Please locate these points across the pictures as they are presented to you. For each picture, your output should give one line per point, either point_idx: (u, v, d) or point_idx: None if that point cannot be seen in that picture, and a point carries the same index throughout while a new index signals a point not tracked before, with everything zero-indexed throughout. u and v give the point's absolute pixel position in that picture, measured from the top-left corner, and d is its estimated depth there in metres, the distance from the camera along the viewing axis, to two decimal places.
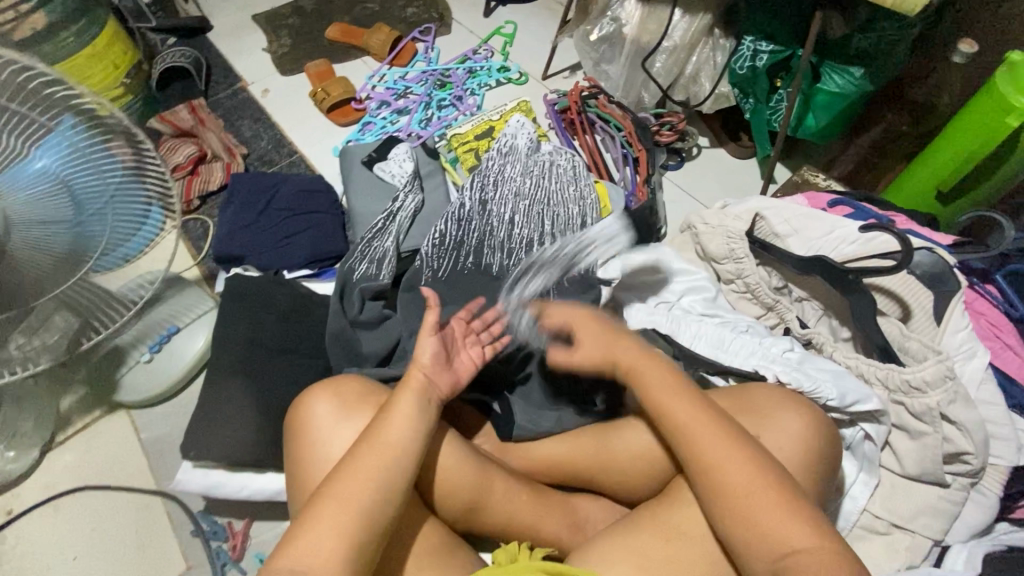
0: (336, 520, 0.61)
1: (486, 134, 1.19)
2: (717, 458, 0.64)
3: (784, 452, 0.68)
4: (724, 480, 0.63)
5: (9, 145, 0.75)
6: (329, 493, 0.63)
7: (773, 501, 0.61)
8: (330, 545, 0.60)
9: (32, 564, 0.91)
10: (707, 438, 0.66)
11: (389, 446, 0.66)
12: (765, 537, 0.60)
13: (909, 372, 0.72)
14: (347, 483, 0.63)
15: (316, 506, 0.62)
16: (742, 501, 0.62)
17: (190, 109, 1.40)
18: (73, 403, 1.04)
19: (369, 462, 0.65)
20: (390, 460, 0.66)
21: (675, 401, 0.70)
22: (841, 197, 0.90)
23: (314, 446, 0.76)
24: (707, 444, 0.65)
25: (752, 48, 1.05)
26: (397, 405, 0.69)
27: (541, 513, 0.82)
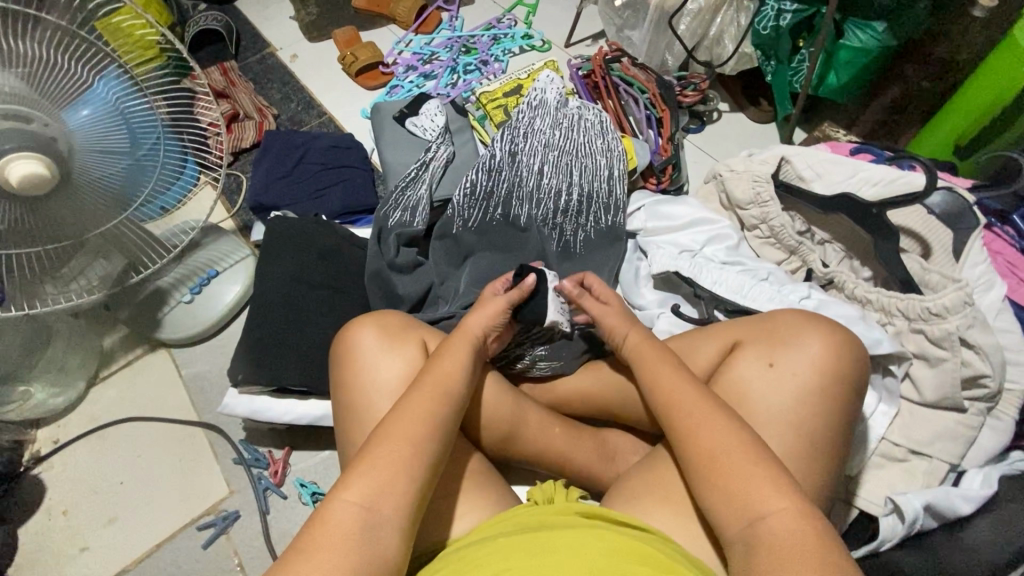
0: (399, 459, 0.60)
1: (514, 92, 1.23)
2: (698, 426, 0.63)
3: (800, 377, 0.68)
4: (703, 450, 0.62)
5: (74, 70, 0.78)
6: (388, 434, 0.62)
7: (754, 465, 0.59)
8: (389, 483, 0.59)
9: (80, 488, 0.95)
10: (688, 410, 0.65)
11: (444, 385, 0.67)
12: (743, 499, 0.58)
13: (931, 300, 0.76)
14: (405, 425, 0.63)
15: (379, 446, 0.61)
16: (719, 465, 0.60)
17: (221, 71, 1.44)
18: (116, 342, 1.08)
19: (425, 405, 0.65)
20: (448, 401, 0.66)
21: (660, 380, 0.70)
22: (863, 145, 0.95)
23: (357, 378, 0.74)
24: (687, 413, 0.65)
25: (776, 8, 1.10)
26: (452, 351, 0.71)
27: (572, 442, 0.84)
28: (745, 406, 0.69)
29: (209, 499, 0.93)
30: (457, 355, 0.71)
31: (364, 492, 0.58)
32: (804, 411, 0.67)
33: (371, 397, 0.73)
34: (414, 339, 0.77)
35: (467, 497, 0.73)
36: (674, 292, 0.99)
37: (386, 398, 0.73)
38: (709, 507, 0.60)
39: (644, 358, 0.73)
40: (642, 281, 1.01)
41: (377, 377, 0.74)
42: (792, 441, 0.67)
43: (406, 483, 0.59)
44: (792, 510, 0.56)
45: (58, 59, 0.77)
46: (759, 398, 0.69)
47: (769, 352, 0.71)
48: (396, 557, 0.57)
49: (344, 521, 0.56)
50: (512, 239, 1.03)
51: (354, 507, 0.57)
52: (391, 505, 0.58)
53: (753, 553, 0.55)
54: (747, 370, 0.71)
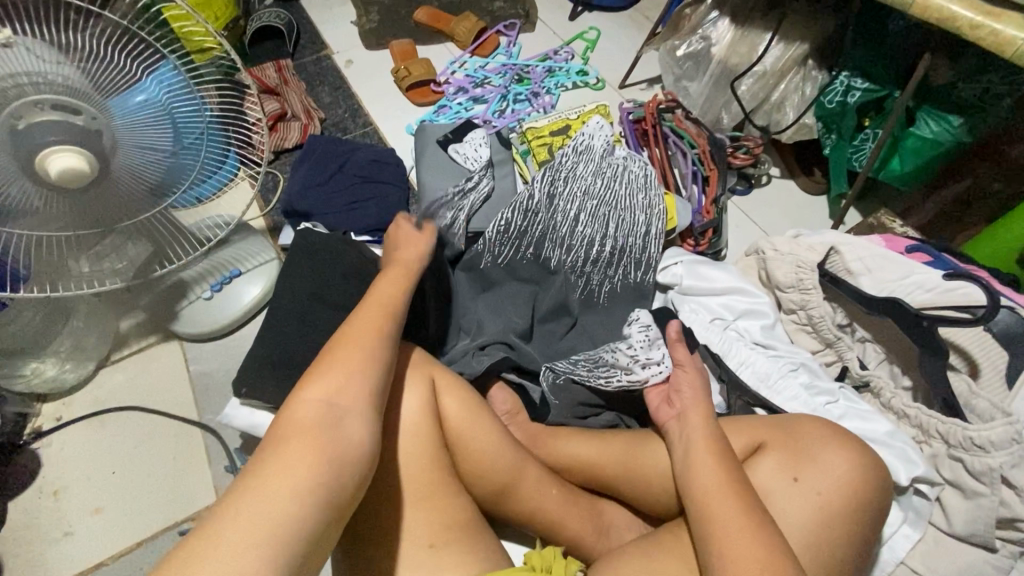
0: (348, 370, 0.57)
1: (561, 132, 1.21)
2: (716, 524, 0.61)
3: (824, 496, 0.66)
4: (726, 552, 0.59)
5: (125, 65, 0.79)
6: (331, 350, 0.59)
7: (777, 573, 0.56)
8: (341, 388, 0.56)
9: (74, 470, 0.95)
10: (720, 502, 0.63)
11: (388, 306, 0.65)
12: None
13: (974, 430, 0.71)
14: (347, 339, 0.60)
15: (325, 363, 0.58)
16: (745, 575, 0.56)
17: (276, 68, 1.45)
18: (132, 326, 1.09)
19: (365, 323, 0.62)
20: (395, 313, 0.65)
21: (698, 465, 0.68)
22: (920, 243, 0.88)
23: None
24: (720, 508, 0.62)
25: (845, 84, 1.05)
26: (390, 277, 0.70)
27: (566, 510, 0.80)
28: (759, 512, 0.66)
29: (196, 505, 0.92)
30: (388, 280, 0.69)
31: (317, 399, 0.54)
32: (830, 532, 0.65)
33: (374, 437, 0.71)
34: (423, 378, 0.75)
35: (450, 552, 0.67)
36: None
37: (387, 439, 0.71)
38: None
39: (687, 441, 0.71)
40: None
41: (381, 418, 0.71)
42: (812, 560, 0.64)
43: (349, 386, 0.56)
44: None
45: (109, 52, 0.77)
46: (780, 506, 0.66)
47: (794, 466, 0.68)
48: (357, 452, 0.53)
49: (302, 420, 0.53)
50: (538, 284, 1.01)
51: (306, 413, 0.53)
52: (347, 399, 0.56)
53: None
54: (767, 476, 0.68)
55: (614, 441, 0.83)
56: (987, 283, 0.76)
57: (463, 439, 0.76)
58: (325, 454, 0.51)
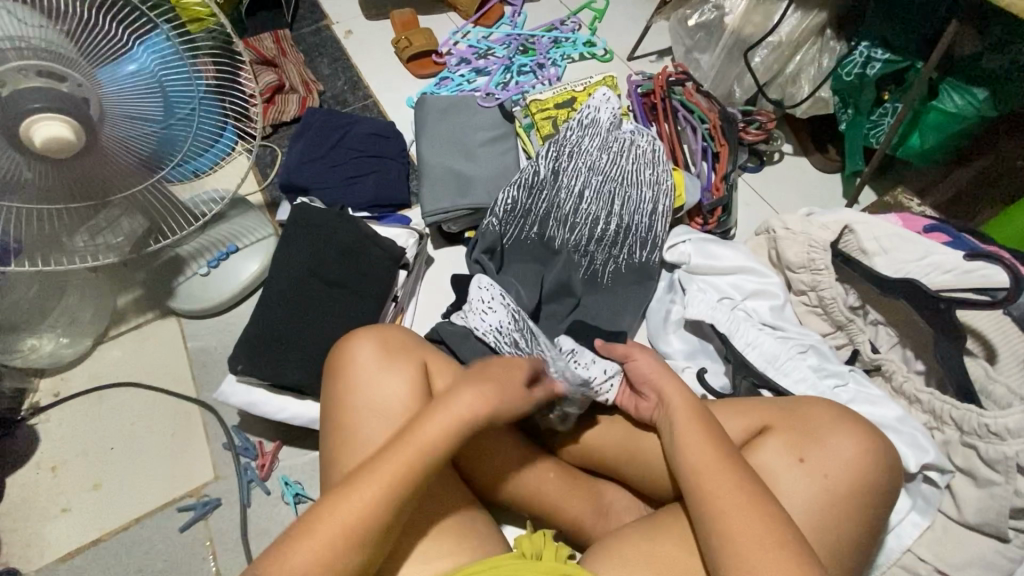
0: (372, 503, 0.58)
1: (566, 105, 1.16)
2: (717, 507, 0.59)
3: (830, 478, 0.64)
4: (728, 532, 0.57)
5: (114, 33, 0.75)
6: (371, 476, 0.59)
7: (781, 558, 0.55)
8: (358, 523, 0.57)
9: (73, 445, 0.95)
10: (718, 480, 0.61)
11: (453, 421, 0.63)
12: None
13: (990, 417, 0.69)
14: (390, 465, 0.60)
15: (356, 485, 0.59)
16: (747, 556, 0.56)
17: (274, 39, 1.41)
18: (129, 303, 1.07)
19: (419, 454, 0.61)
20: (428, 460, 0.61)
21: (694, 446, 0.65)
22: (939, 223, 0.85)
23: (352, 397, 0.70)
24: (719, 487, 0.60)
25: (865, 55, 1.00)
26: (438, 409, 0.63)
27: (565, 491, 0.79)
28: None
29: (193, 481, 0.92)
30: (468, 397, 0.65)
31: (330, 537, 0.56)
32: (834, 514, 0.63)
33: (365, 416, 0.69)
34: (415, 359, 0.73)
35: (446, 534, 0.67)
36: (704, 342, 0.93)
37: (379, 419, 0.69)
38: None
39: (678, 419, 0.68)
40: (670, 326, 0.94)
41: (374, 398, 0.70)
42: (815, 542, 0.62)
43: (365, 525, 0.57)
44: None
45: (98, 20, 0.74)
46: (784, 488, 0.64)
47: (797, 449, 0.66)
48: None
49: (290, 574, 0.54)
50: (541, 263, 0.99)
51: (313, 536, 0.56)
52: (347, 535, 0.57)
53: None
54: (771, 459, 0.66)
55: (615, 422, 0.81)
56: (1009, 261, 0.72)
57: None
58: None
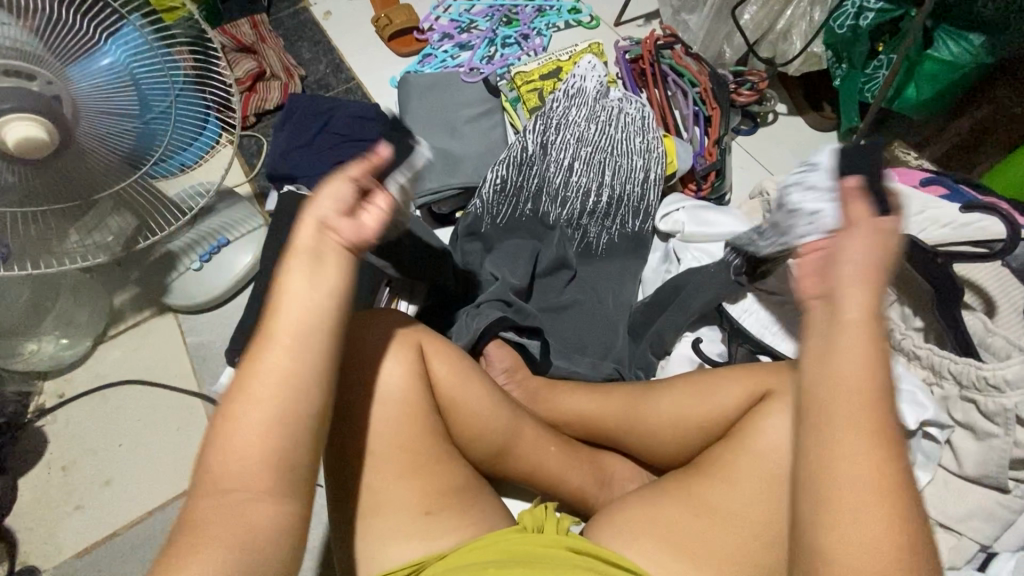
0: (290, 378, 0.47)
1: (552, 75, 1.14)
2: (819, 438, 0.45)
3: None
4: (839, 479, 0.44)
5: (80, 27, 0.74)
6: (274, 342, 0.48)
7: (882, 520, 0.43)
8: (265, 433, 0.46)
9: (82, 445, 0.96)
10: (843, 409, 0.45)
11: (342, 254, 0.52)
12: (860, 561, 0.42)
13: (989, 369, 0.68)
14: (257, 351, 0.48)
15: (262, 359, 0.48)
16: (848, 510, 0.43)
17: (251, 24, 1.37)
18: (126, 301, 1.07)
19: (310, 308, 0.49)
20: (302, 330, 0.49)
21: (841, 370, 0.46)
22: (936, 175, 0.83)
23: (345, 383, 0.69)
24: (841, 416, 0.45)
25: (858, 5, 0.97)
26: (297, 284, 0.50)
27: (566, 465, 0.79)
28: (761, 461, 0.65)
29: None
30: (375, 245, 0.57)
31: (245, 431, 0.46)
32: None
33: (359, 425, 0.69)
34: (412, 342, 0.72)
35: (447, 516, 0.68)
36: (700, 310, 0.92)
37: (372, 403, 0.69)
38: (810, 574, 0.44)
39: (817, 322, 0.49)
40: None
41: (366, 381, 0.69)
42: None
43: (290, 397, 0.47)
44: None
45: (63, 14, 0.73)
46: (787, 453, 0.64)
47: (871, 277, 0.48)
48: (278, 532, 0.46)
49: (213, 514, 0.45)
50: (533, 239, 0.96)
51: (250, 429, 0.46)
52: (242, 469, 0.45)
53: None
54: (775, 423, 0.66)
55: (614, 395, 0.81)
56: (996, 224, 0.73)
57: (454, 401, 0.74)
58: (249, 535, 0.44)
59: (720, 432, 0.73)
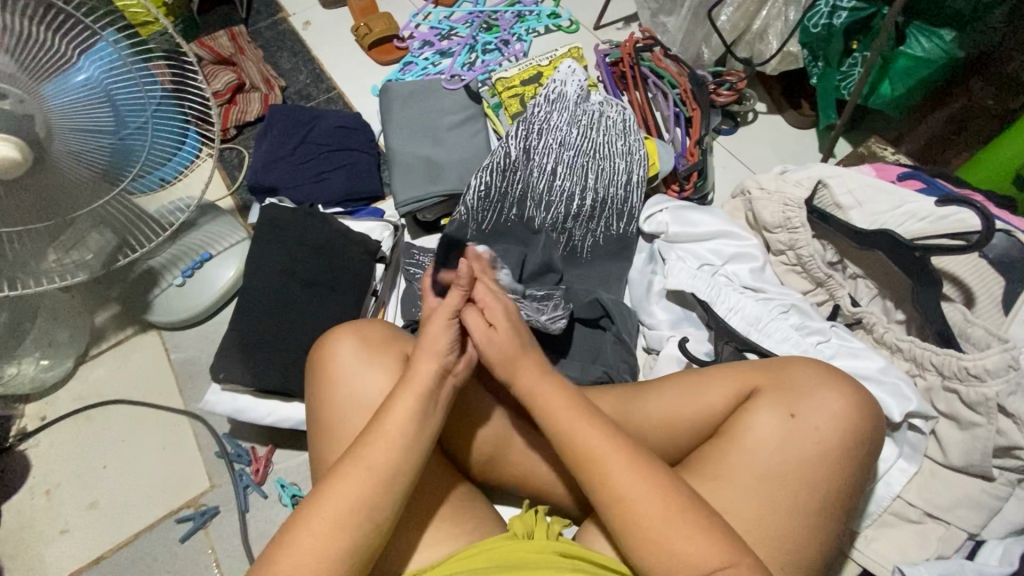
0: (382, 499, 0.57)
1: (533, 80, 1.13)
2: (635, 537, 0.56)
3: (822, 432, 0.65)
4: (608, 481, 0.58)
5: (53, 44, 0.73)
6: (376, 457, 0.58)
7: (648, 493, 0.57)
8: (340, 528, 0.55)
9: (66, 467, 0.94)
10: (583, 425, 0.62)
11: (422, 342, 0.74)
12: (662, 550, 0.55)
13: (970, 359, 0.69)
14: (358, 472, 0.57)
15: (358, 474, 0.57)
16: (628, 501, 0.57)
17: (230, 36, 1.36)
18: (108, 320, 1.06)
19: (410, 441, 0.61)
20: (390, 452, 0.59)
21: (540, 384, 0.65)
22: (913, 170, 0.84)
23: (334, 394, 0.70)
24: (581, 430, 0.61)
25: (831, 5, 0.98)
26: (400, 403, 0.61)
27: (558, 470, 0.79)
28: (750, 458, 0.64)
29: (189, 492, 0.92)
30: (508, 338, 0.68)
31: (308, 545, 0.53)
32: (820, 471, 0.64)
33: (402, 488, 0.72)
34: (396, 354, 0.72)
35: (439, 525, 0.67)
36: (687, 310, 0.93)
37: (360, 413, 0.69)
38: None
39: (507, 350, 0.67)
40: (652, 297, 0.94)
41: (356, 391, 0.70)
42: (808, 495, 0.63)
43: (367, 513, 0.56)
44: (701, 556, 0.54)
45: (36, 32, 0.71)
46: (776, 448, 0.65)
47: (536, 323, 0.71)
48: None
49: None
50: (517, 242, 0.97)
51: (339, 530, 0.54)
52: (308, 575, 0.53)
53: None
54: (763, 420, 0.66)
55: None
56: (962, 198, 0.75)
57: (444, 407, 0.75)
58: None
59: (709, 432, 0.73)
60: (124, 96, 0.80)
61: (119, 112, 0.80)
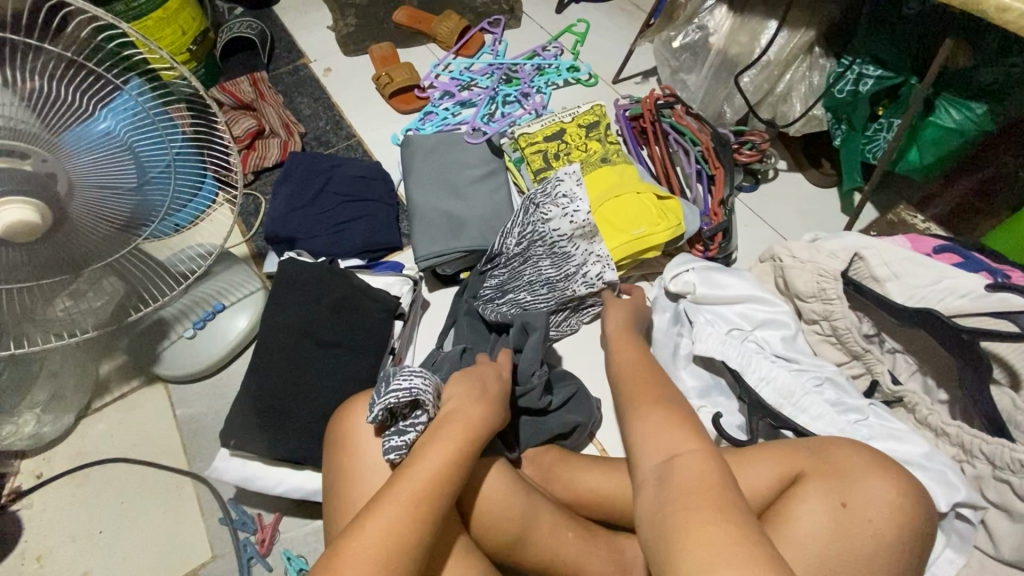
0: (401, 522, 0.56)
1: (556, 136, 1.11)
2: (637, 425, 0.66)
3: (875, 526, 0.61)
4: (648, 398, 0.70)
5: (74, 101, 0.70)
6: (353, 550, 0.55)
7: (665, 409, 0.67)
8: (392, 540, 0.55)
9: (59, 532, 0.89)
10: (638, 375, 0.75)
11: (473, 430, 0.65)
12: (658, 442, 0.62)
13: (1023, 451, 0.66)
14: (400, 493, 0.58)
15: (380, 508, 0.57)
16: (647, 414, 0.66)
17: (251, 81, 1.36)
18: (114, 370, 1.02)
19: (398, 526, 0.56)
20: (444, 484, 0.60)
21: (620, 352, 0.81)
22: (949, 243, 0.82)
23: (359, 455, 0.70)
24: (637, 379, 0.74)
25: (857, 72, 0.98)
26: (446, 434, 0.64)
27: (586, 552, 0.74)
28: (800, 552, 0.60)
29: (189, 563, 0.87)
30: (624, 347, 0.82)
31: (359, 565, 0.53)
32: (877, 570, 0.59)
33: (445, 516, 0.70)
34: None
35: None
36: (716, 377, 0.90)
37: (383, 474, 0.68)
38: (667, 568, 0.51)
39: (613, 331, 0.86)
40: (680, 362, 0.91)
41: (411, 444, 0.66)
42: None
43: (408, 542, 0.56)
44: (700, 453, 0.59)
45: (61, 91, 0.69)
46: (827, 541, 0.60)
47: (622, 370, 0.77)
48: None
49: None
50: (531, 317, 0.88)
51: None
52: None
53: (663, 483, 0.57)
54: (812, 510, 0.62)
55: None
56: (1007, 278, 0.76)
57: (473, 481, 0.71)
58: None
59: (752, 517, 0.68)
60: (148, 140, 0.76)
61: (143, 159, 0.76)
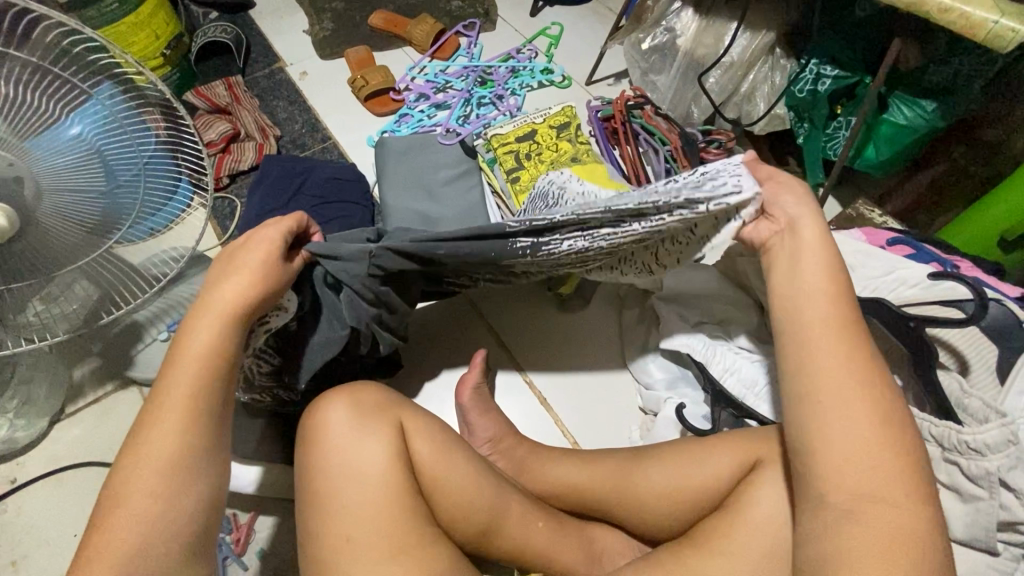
0: (177, 428, 0.55)
1: (528, 137, 1.13)
2: (832, 440, 0.53)
3: None
4: (834, 391, 0.54)
5: (43, 106, 0.71)
6: (142, 461, 0.54)
7: (874, 420, 0.53)
8: (174, 451, 0.55)
9: (33, 537, 0.89)
10: (834, 348, 0.55)
11: (227, 314, 0.60)
12: (849, 477, 0.52)
13: (968, 434, 0.68)
14: (177, 390, 0.56)
15: (161, 417, 0.56)
16: (847, 426, 0.53)
17: (226, 86, 1.37)
18: (87, 375, 1.02)
19: (167, 440, 0.55)
20: (213, 379, 0.58)
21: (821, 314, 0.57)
22: (902, 235, 0.86)
23: (322, 454, 0.68)
24: (828, 350, 0.55)
25: (815, 72, 1.01)
26: (202, 323, 0.59)
27: (556, 541, 0.76)
28: (756, 533, 0.63)
29: None
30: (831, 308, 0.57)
31: (141, 477, 0.53)
32: None
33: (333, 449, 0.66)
34: (392, 419, 0.70)
35: None
36: (683, 369, 0.93)
37: (351, 473, 0.67)
38: (803, 525, 0.54)
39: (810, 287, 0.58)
40: (648, 355, 0.95)
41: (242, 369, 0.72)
42: None
43: (192, 452, 0.55)
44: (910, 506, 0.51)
45: (29, 96, 0.69)
46: (783, 524, 0.63)
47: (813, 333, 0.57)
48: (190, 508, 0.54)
49: (123, 523, 0.52)
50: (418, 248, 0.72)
51: (119, 558, 0.50)
52: (138, 489, 0.53)
53: (846, 521, 0.51)
54: (771, 495, 0.64)
55: (604, 463, 0.79)
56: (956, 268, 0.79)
57: (442, 476, 0.71)
58: (163, 522, 0.53)
59: (711, 506, 0.71)
60: (117, 144, 0.76)
61: (112, 162, 0.76)
